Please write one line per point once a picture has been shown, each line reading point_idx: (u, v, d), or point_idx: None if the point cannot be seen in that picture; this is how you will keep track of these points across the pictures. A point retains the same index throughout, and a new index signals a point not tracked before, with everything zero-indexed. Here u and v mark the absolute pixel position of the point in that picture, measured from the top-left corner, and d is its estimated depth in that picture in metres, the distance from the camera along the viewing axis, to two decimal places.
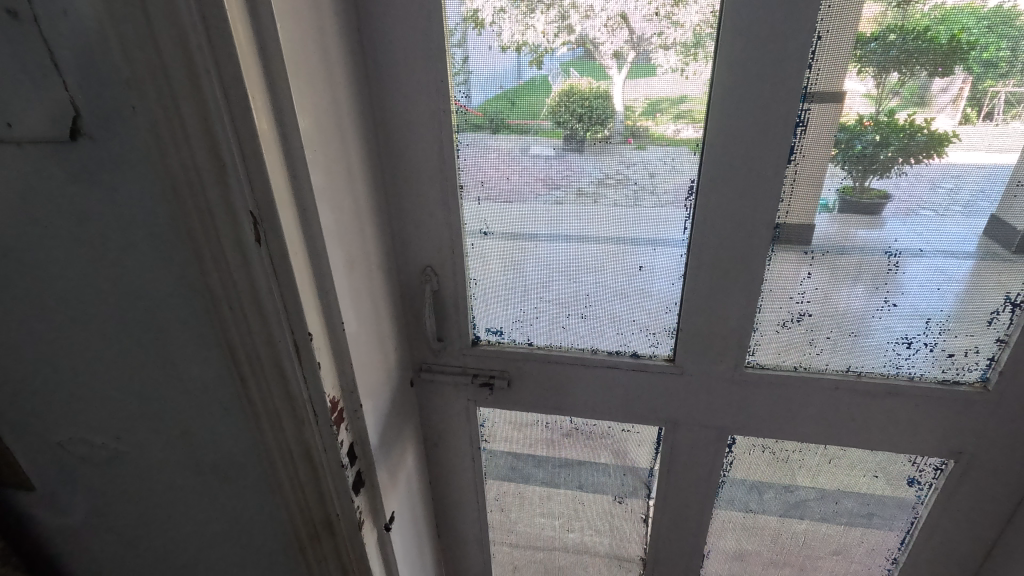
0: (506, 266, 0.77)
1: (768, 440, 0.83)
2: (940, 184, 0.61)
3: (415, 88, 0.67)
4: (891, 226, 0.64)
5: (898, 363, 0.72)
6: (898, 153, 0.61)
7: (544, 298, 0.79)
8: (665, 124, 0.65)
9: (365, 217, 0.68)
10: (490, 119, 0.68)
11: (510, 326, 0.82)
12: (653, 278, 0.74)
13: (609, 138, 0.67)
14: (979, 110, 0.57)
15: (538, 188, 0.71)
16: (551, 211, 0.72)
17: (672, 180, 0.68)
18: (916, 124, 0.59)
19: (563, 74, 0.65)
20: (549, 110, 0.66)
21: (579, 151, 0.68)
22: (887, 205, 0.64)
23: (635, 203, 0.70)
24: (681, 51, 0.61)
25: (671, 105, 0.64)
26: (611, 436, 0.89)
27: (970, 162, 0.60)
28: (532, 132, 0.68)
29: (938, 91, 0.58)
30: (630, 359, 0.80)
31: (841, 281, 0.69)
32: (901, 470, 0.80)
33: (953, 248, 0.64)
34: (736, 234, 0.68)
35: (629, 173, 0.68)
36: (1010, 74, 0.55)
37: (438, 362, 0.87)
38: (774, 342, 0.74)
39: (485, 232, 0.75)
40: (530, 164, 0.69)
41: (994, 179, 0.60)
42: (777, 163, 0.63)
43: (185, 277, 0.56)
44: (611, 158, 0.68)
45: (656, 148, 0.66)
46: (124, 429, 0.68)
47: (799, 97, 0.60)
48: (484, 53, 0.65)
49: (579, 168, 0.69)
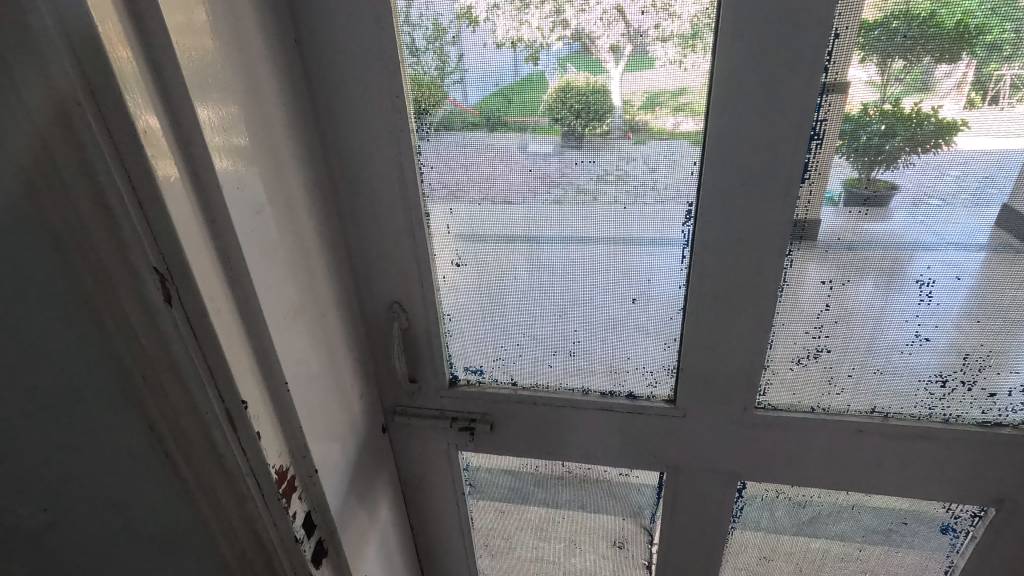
0: (484, 299, 0.68)
1: (783, 485, 0.74)
2: (946, 172, 0.51)
3: (368, 104, 0.58)
4: (898, 219, 0.54)
5: (931, 403, 0.63)
6: (905, 143, 0.51)
7: (526, 333, 0.70)
8: (663, 118, 0.54)
9: (315, 255, 0.59)
10: (486, 117, 0.57)
11: (490, 364, 0.73)
12: (655, 305, 0.64)
13: (608, 134, 0.56)
14: (984, 94, 0.48)
15: (535, 188, 0.60)
16: (539, 234, 0.62)
17: (665, 180, 0.57)
18: (922, 112, 0.50)
19: (559, 70, 0.54)
20: (546, 106, 0.56)
21: (573, 149, 0.57)
22: (894, 196, 0.53)
23: (636, 201, 0.59)
24: (679, 43, 0.51)
25: (670, 98, 0.54)
26: (608, 479, 0.81)
27: (973, 150, 0.50)
28: (527, 129, 0.57)
29: (941, 77, 0.48)
30: (626, 400, 0.71)
31: (862, 313, 0.60)
32: (933, 516, 0.72)
33: (960, 240, 0.54)
34: (742, 262, 0.59)
35: (629, 170, 0.57)
36: (1015, 56, 0.46)
37: (413, 405, 0.78)
38: (787, 381, 0.65)
39: (458, 264, 0.66)
40: (521, 169, 0.59)
41: (1001, 165, 0.51)
42: (789, 182, 0.54)
43: (85, 343, 0.47)
44: (611, 156, 0.57)
45: (656, 143, 0.55)
46: (17, 526, 0.56)
47: (816, 105, 0.51)
48: (478, 49, 0.55)
49: (574, 166, 0.58)
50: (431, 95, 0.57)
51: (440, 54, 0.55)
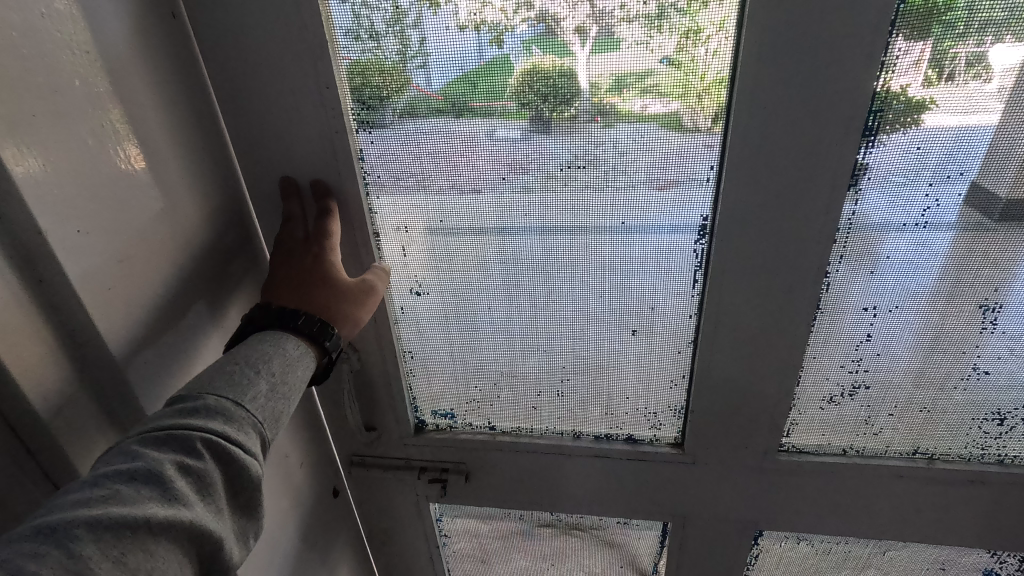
0: (453, 331, 0.56)
1: (806, 533, 0.64)
2: (908, 147, 0.41)
3: (281, 102, 0.45)
4: (869, 200, 0.43)
5: (984, 443, 0.54)
6: (870, 126, 0.40)
7: (506, 368, 0.58)
8: (632, 100, 0.42)
9: (218, 295, 0.46)
10: (453, 103, 0.44)
11: (463, 406, 0.62)
12: (660, 333, 0.53)
13: (576, 119, 0.43)
14: (940, 72, 0.38)
15: (498, 181, 0.46)
16: (509, 240, 0.49)
17: (646, 168, 0.44)
18: (887, 92, 0.39)
19: (524, 53, 0.41)
20: (514, 90, 0.43)
21: (542, 139, 0.44)
22: (863, 177, 0.42)
23: (612, 199, 0.46)
24: (645, 24, 0.39)
25: (636, 80, 0.41)
26: (603, 527, 0.70)
27: (937, 129, 0.40)
28: (494, 115, 0.44)
29: (899, 53, 0.38)
30: (626, 446, 0.60)
31: (907, 341, 0.49)
32: (976, 561, 0.63)
33: (929, 219, 0.43)
34: (770, 289, 0.47)
35: (597, 156, 0.44)
36: (969, 32, 0.37)
37: (373, 454, 0.66)
38: (817, 421, 0.55)
39: (418, 291, 0.54)
40: (481, 169, 0.46)
41: (963, 139, 0.40)
42: (833, 192, 0.42)
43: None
44: (578, 142, 0.44)
45: (626, 126, 0.42)
46: None
47: (872, 97, 0.39)
48: (444, 35, 0.41)
49: (540, 153, 0.45)
50: (393, 80, 0.44)
51: (402, 39, 0.42)
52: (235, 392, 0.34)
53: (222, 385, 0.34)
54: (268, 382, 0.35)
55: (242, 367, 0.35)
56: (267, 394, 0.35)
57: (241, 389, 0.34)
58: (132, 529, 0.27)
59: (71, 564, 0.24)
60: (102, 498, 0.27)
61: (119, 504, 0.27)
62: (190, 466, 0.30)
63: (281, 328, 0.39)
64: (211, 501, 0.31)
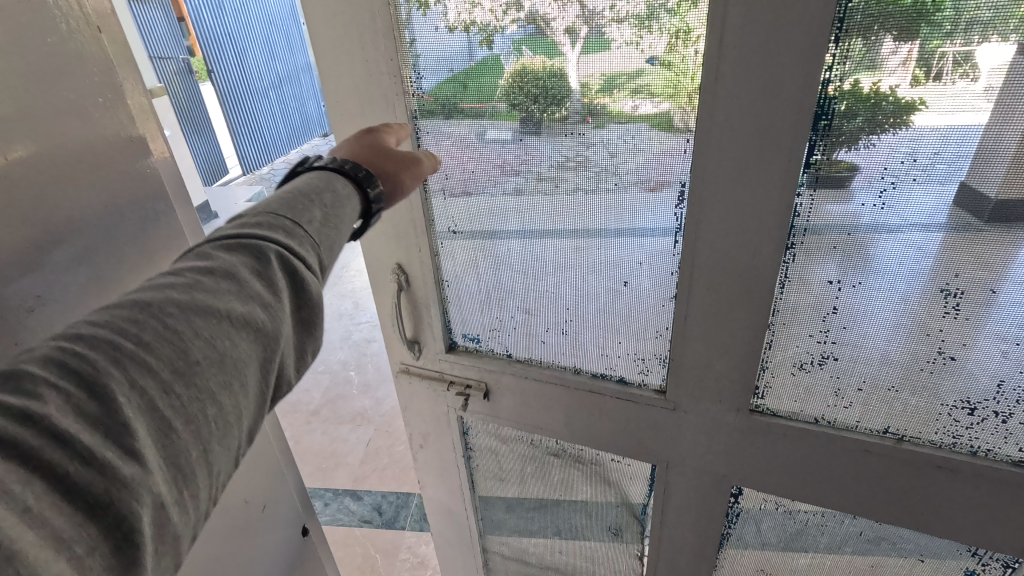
0: (479, 265, 0.68)
1: (782, 498, 0.69)
2: (897, 148, 0.45)
3: (360, 71, 0.60)
4: (862, 201, 0.48)
5: (955, 432, 0.55)
6: (864, 126, 0.45)
7: (521, 305, 0.70)
8: (622, 100, 0.52)
9: None
10: (443, 103, 0.59)
11: (486, 332, 0.74)
12: (646, 286, 0.61)
13: (567, 118, 0.55)
14: (929, 71, 0.42)
15: (498, 175, 0.61)
16: (517, 201, 0.62)
17: (637, 161, 0.54)
18: (878, 93, 0.44)
19: (514, 53, 0.53)
20: (502, 92, 0.56)
21: (534, 138, 0.57)
22: (854, 177, 0.48)
23: (599, 186, 0.57)
24: (635, 24, 0.48)
25: (628, 80, 0.51)
26: (602, 463, 0.80)
27: (929, 130, 0.43)
28: (485, 116, 0.58)
29: (886, 55, 0.42)
30: (617, 386, 0.69)
31: (874, 321, 0.53)
32: (956, 558, 0.64)
33: (921, 220, 0.47)
34: (737, 254, 0.54)
35: (590, 155, 0.56)
36: (956, 32, 0.40)
37: (415, 364, 0.81)
38: (789, 385, 0.60)
39: (454, 231, 0.67)
40: (488, 152, 0.60)
41: (951, 139, 0.43)
42: (789, 168, 0.48)
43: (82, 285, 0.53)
44: (570, 139, 0.56)
45: (616, 127, 0.53)
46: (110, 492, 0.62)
47: (820, 83, 0.45)
48: (434, 32, 0.55)
49: (535, 152, 0.58)
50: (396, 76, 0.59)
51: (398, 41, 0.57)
52: (294, 212, 0.40)
53: (288, 209, 0.40)
54: (321, 211, 0.41)
55: (298, 196, 0.41)
56: (320, 222, 0.40)
57: (298, 212, 0.40)
58: (214, 314, 0.33)
59: (167, 334, 0.32)
60: (188, 285, 0.34)
61: (201, 292, 0.34)
62: (262, 270, 0.36)
63: (339, 174, 0.45)
64: (279, 302, 0.37)
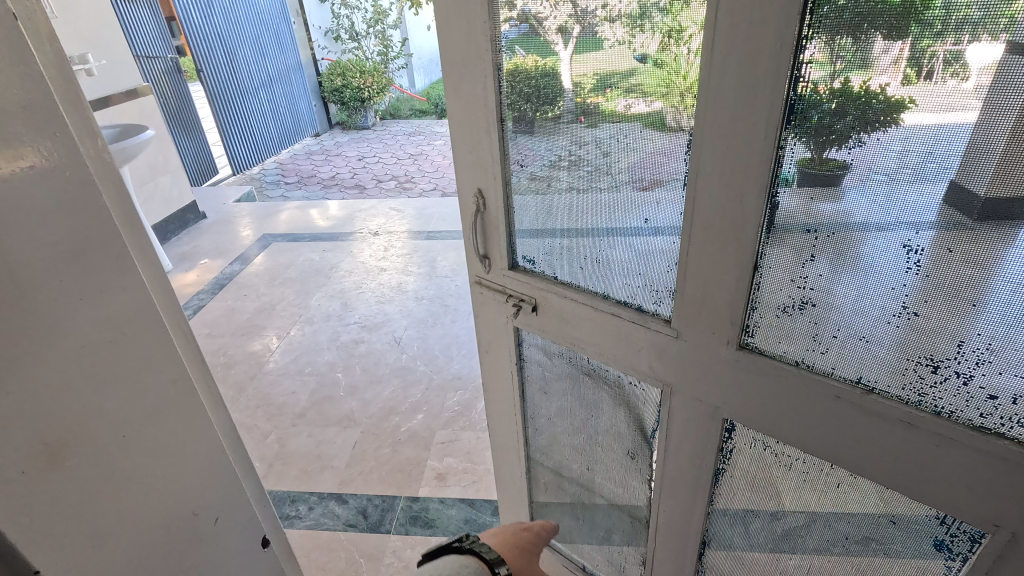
0: (542, 193, 0.76)
1: (768, 438, 0.70)
2: (890, 144, 0.48)
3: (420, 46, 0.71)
4: (852, 200, 0.53)
5: (919, 389, 0.55)
6: (856, 123, 0.49)
7: (570, 231, 0.76)
8: (616, 100, 0.62)
9: None
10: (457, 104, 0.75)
11: (542, 255, 0.81)
12: (663, 223, 0.66)
13: (560, 116, 0.68)
14: (920, 70, 0.45)
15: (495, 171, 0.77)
16: (522, 196, 0.78)
17: (629, 159, 0.65)
18: (869, 91, 0.48)
19: (512, 51, 0.67)
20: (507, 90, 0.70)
21: (530, 139, 0.72)
22: (846, 177, 0.52)
23: (591, 183, 0.70)
24: (626, 22, 0.58)
25: (620, 79, 0.61)
26: (621, 386, 0.84)
27: (918, 128, 0.47)
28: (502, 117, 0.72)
29: (879, 54, 0.46)
30: (634, 313, 0.73)
31: (849, 272, 0.56)
32: (924, 524, 0.63)
33: (906, 216, 0.50)
34: (722, 203, 0.58)
35: (583, 153, 0.69)
36: (946, 32, 0.43)
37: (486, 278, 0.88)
38: (772, 325, 0.62)
39: (523, 164, 0.75)
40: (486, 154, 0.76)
41: (945, 137, 0.46)
42: (768, 118, 0.51)
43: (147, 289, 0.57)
44: (563, 138, 0.69)
45: (608, 124, 0.64)
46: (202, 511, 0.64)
47: (795, 51, 0.48)
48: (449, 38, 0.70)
49: (530, 151, 0.73)
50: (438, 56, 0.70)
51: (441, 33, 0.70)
52: None
53: None
54: None
55: None
56: None
57: None
58: None
59: None
60: None
61: None
62: None
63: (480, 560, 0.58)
64: None
